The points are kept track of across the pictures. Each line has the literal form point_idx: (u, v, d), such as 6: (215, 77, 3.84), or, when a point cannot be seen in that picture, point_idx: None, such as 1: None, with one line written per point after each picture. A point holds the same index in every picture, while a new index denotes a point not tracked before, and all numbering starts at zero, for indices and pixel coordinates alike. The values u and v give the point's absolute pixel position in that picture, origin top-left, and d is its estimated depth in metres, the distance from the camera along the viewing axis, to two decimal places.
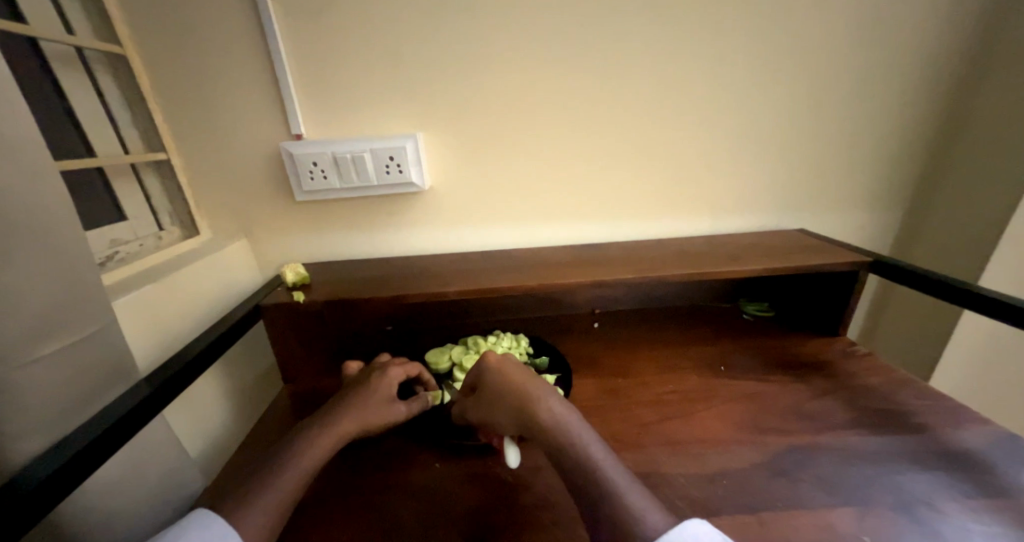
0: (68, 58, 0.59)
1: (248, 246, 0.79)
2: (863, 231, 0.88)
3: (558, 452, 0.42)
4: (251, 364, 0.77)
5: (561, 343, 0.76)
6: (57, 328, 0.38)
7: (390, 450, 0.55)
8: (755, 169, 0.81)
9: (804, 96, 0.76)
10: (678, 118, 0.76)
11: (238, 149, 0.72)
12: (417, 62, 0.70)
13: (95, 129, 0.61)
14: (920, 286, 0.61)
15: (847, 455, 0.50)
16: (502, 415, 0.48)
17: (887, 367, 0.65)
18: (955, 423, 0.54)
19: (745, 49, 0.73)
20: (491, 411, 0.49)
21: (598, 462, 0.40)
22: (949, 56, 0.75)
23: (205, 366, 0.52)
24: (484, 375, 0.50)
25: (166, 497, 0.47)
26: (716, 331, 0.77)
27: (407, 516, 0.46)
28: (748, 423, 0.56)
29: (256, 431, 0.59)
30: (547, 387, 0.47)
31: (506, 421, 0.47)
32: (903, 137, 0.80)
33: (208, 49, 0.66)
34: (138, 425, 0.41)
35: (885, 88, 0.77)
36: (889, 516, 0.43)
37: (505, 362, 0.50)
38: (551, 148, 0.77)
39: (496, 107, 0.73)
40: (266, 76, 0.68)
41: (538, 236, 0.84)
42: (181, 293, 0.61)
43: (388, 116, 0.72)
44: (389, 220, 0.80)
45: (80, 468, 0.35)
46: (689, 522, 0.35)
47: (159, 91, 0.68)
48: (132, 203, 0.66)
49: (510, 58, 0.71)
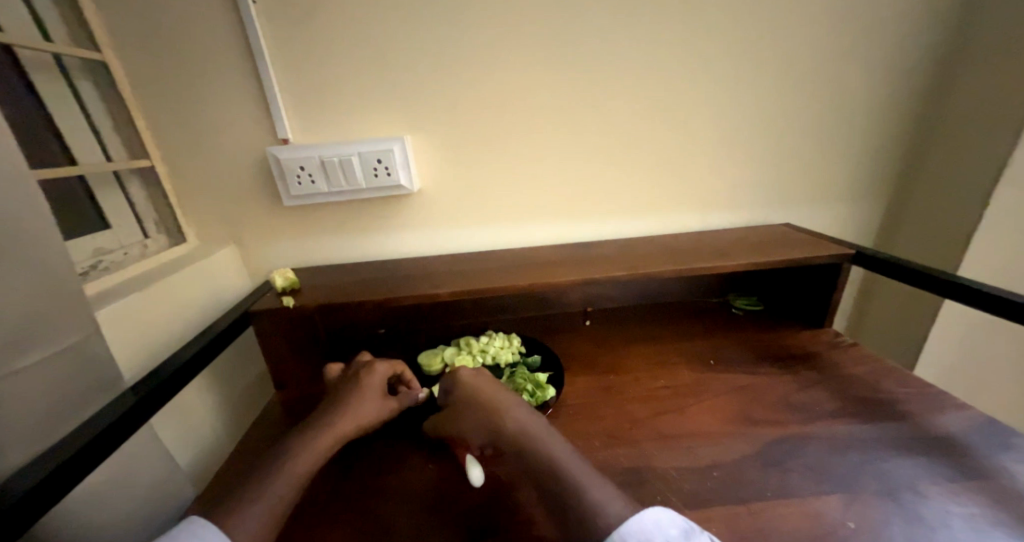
0: (47, 66, 0.58)
1: (236, 252, 0.78)
2: (847, 223, 0.90)
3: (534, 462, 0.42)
4: (243, 371, 0.77)
5: (552, 342, 0.76)
6: (41, 334, 0.38)
7: (383, 453, 0.55)
8: (740, 164, 0.82)
9: (788, 90, 0.77)
10: (663, 115, 0.77)
11: (223, 155, 0.72)
12: (403, 65, 0.70)
13: (75, 137, 0.60)
14: (902, 276, 0.62)
15: (834, 444, 0.51)
16: (472, 427, 0.48)
17: (873, 358, 0.66)
18: (938, 409, 0.55)
19: (727, 46, 0.73)
20: (463, 422, 0.49)
21: (572, 466, 0.40)
22: (923, 54, 0.77)
23: (192, 374, 0.51)
24: (453, 387, 0.51)
25: (154, 507, 0.47)
26: (706, 326, 0.78)
27: (399, 518, 0.46)
28: (738, 416, 0.56)
29: (247, 438, 0.58)
30: (517, 403, 0.47)
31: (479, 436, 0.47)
32: (883, 130, 0.82)
33: (190, 55, 0.65)
34: (125, 433, 0.41)
35: (865, 84, 0.78)
36: (874, 502, 0.43)
37: (480, 377, 0.50)
38: (539, 148, 0.78)
39: (483, 108, 0.74)
40: (250, 81, 0.68)
41: (528, 236, 0.85)
42: (167, 301, 0.61)
43: (375, 119, 0.72)
44: (379, 223, 0.80)
45: (63, 480, 0.35)
46: (646, 511, 0.36)
47: (142, 98, 0.67)
48: (115, 210, 0.65)
49: (496, 59, 0.71)
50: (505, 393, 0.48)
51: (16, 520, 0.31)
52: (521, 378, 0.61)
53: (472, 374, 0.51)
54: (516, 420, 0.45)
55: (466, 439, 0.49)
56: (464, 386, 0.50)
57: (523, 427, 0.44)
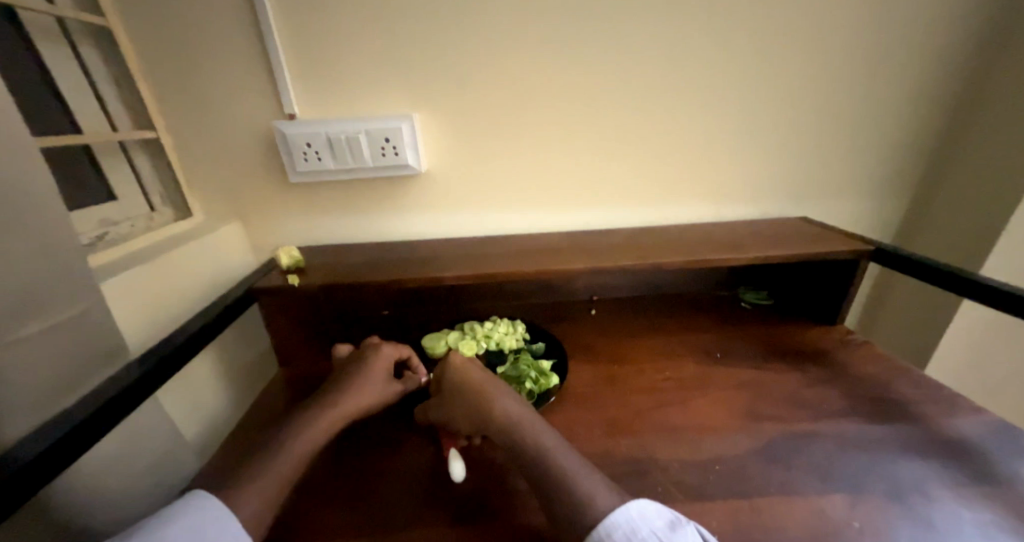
0: (51, 31, 0.56)
1: (242, 228, 0.78)
2: (864, 219, 0.87)
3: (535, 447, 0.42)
4: (248, 347, 0.77)
5: (557, 329, 0.76)
6: (29, 312, 0.36)
7: (384, 434, 0.55)
8: (757, 153, 0.80)
9: (812, 77, 0.74)
10: (679, 99, 0.75)
11: (229, 128, 0.71)
12: (412, 40, 0.67)
13: (80, 105, 0.59)
14: (923, 274, 0.61)
15: (842, 443, 0.50)
16: (463, 414, 0.47)
17: (884, 357, 0.65)
18: (950, 412, 0.54)
19: (750, 29, 0.70)
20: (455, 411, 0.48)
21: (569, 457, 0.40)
22: (959, 42, 0.73)
23: (196, 349, 0.51)
24: (444, 376, 0.50)
25: (156, 479, 0.47)
26: (713, 319, 0.77)
27: (397, 499, 0.46)
28: (743, 411, 0.56)
29: (252, 413, 0.59)
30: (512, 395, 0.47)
31: (468, 424, 0.47)
32: (909, 122, 0.78)
33: (196, 25, 0.64)
34: (130, 405, 0.41)
35: (894, 71, 0.74)
36: (881, 503, 0.43)
37: (469, 365, 0.50)
38: (550, 130, 0.75)
39: (493, 88, 0.71)
40: (256, 53, 0.66)
41: (536, 222, 0.83)
42: (172, 275, 0.61)
43: (383, 96, 0.70)
44: (385, 203, 0.79)
45: (71, 448, 0.35)
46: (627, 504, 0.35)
47: (148, 69, 0.66)
48: (121, 182, 0.64)
49: (509, 36, 0.68)
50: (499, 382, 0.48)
51: (24, 487, 0.31)
52: (525, 365, 0.60)
53: (461, 361, 0.50)
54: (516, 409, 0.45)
55: (455, 426, 0.49)
56: (454, 373, 0.49)
57: (527, 419, 0.44)
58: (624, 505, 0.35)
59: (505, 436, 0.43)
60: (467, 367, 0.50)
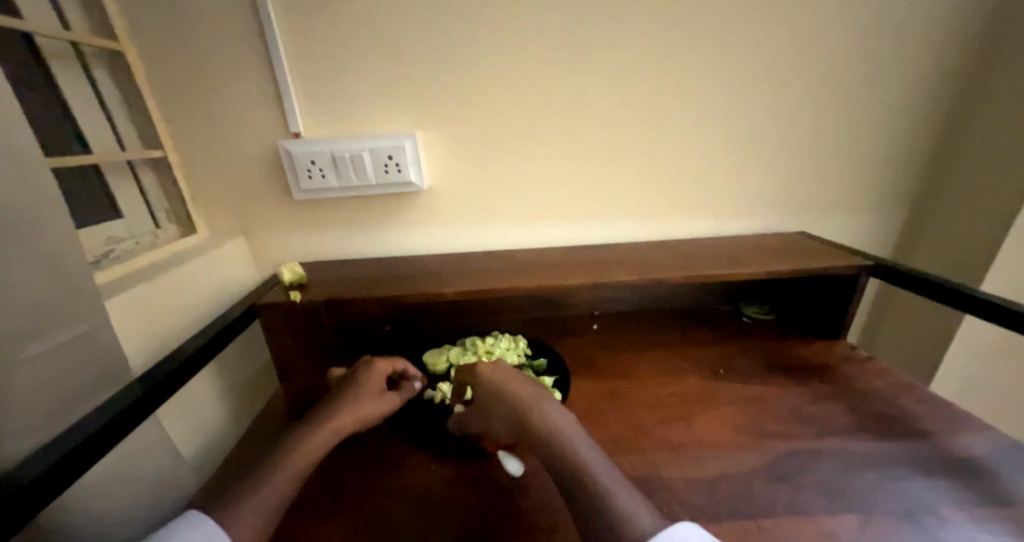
0: (66, 55, 0.58)
1: (245, 244, 0.79)
2: (864, 233, 0.88)
3: (552, 455, 0.42)
4: (248, 363, 0.77)
5: (558, 344, 0.76)
6: (30, 332, 0.36)
7: (386, 451, 0.55)
8: (755, 169, 0.81)
9: (807, 95, 0.76)
10: (677, 117, 0.76)
11: (235, 147, 0.72)
12: (416, 61, 0.69)
13: (91, 126, 0.60)
14: (923, 289, 0.60)
15: (848, 461, 0.50)
16: (496, 421, 0.48)
17: (890, 372, 0.64)
18: (957, 429, 0.53)
19: (746, 50, 0.72)
20: (486, 419, 0.49)
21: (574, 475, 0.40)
22: (950, 62, 0.74)
23: (199, 365, 0.51)
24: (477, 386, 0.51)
25: (154, 499, 0.46)
26: (716, 334, 0.76)
27: (399, 518, 0.45)
28: (748, 427, 0.55)
29: (252, 431, 0.58)
30: (540, 391, 0.48)
31: (503, 430, 0.48)
32: (904, 138, 0.80)
33: (206, 48, 0.66)
34: (132, 423, 0.41)
35: (888, 90, 0.76)
36: (891, 523, 0.42)
37: (498, 373, 0.50)
38: (550, 147, 0.77)
39: (494, 107, 0.73)
40: (264, 74, 0.68)
41: (537, 237, 0.84)
42: (176, 292, 0.61)
43: (387, 115, 0.72)
44: (387, 218, 0.80)
45: (71, 466, 0.35)
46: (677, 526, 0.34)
47: (158, 90, 0.67)
48: (128, 201, 0.65)
49: (510, 58, 0.70)
50: (529, 386, 0.49)
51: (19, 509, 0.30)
52: None
53: (491, 370, 0.51)
54: (541, 415, 0.45)
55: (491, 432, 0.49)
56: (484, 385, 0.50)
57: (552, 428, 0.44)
58: (672, 527, 0.34)
59: (535, 442, 0.44)
60: (497, 374, 0.50)
